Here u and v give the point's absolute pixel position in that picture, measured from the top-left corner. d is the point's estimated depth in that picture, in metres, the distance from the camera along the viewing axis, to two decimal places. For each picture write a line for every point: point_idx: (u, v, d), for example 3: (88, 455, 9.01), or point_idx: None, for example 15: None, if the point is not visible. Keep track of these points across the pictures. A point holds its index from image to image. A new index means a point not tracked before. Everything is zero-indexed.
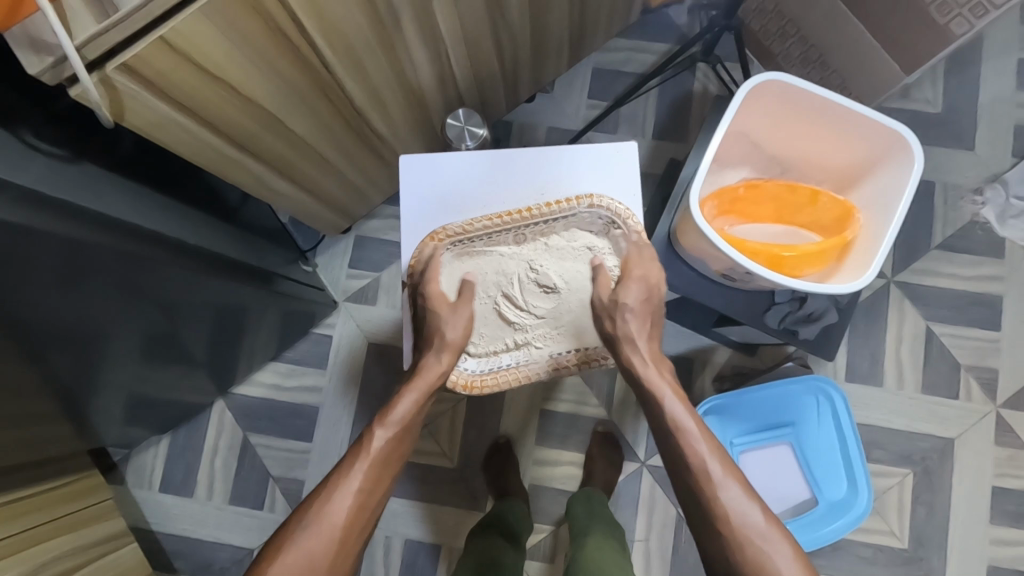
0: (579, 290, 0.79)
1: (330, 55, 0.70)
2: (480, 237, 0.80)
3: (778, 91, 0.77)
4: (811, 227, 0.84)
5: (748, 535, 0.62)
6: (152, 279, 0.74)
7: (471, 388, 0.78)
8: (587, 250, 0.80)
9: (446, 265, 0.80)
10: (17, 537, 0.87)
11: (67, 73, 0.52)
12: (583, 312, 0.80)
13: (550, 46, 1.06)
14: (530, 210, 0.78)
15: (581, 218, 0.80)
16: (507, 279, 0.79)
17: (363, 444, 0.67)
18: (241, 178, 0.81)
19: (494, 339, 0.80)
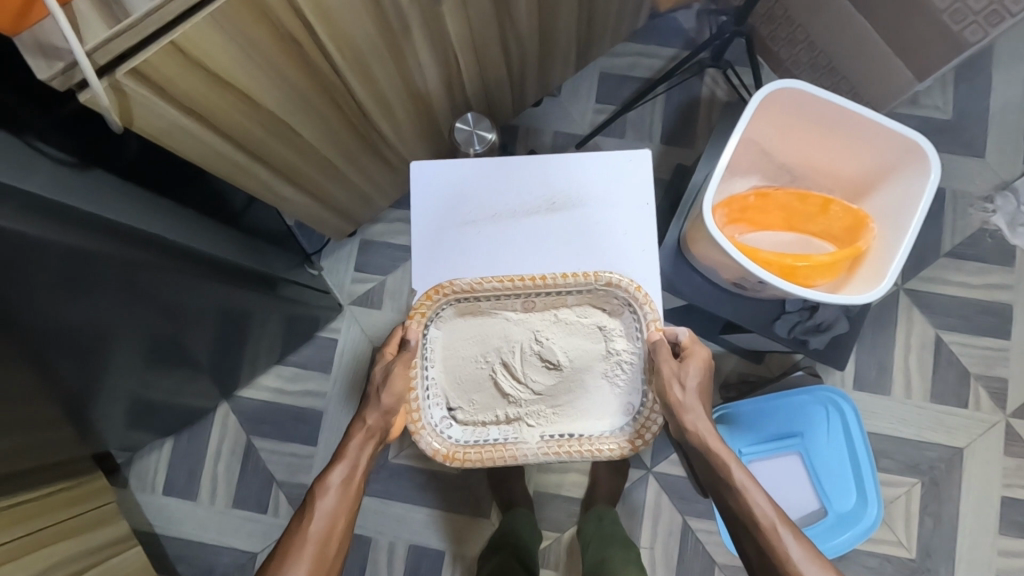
0: (582, 370, 0.76)
1: (339, 61, 0.69)
2: (485, 300, 0.76)
3: (789, 100, 0.76)
4: (822, 236, 0.83)
5: None
6: (155, 285, 0.73)
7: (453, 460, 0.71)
8: (598, 329, 0.77)
9: (446, 321, 0.77)
10: (17, 543, 0.86)
11: (77, 79, 0.51)
12: (584, 393, 0.76)
13: (557, 51, 1.06)
14: (545, 278, 0.75)
15: (595, 296, 0.77)
16: (507, 348, 0.77)
17: (303, 519, 0.62)
18: (248, 183, 0.80)
19: (486, 410, 0.76)
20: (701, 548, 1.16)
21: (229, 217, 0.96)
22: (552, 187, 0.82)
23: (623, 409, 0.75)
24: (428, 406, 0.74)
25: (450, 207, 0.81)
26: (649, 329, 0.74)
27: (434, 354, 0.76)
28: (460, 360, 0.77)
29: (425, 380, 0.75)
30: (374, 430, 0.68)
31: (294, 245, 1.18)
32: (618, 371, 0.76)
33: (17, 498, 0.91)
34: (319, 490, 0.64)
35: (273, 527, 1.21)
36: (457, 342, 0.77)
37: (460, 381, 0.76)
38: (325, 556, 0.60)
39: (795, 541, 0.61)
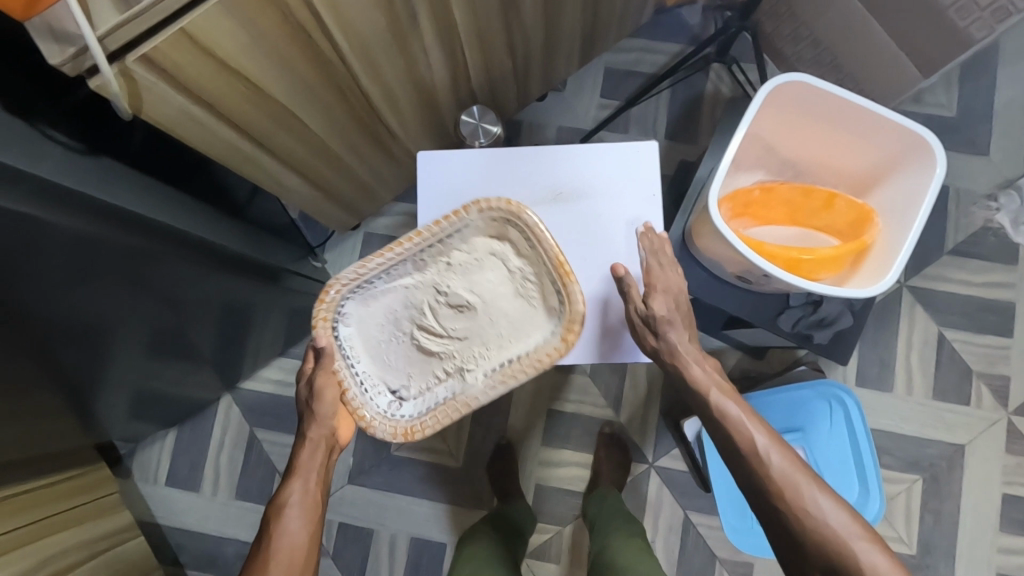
0: (495, 301, 0.71)
1: (347, 51, 0.69)
2: (379, 277, 0.71)
3: (795, 94, 0.76)
4: (826, 230, 0.83)
5: (800, 495, 0.66)
6: (160, 275, 0.73)
7: (412, 436, 0.68)
8: (493, 257, 0.71)
9: (351, 317, 0.71)
10: (17, 533, 0.86)
11: (87, 65, 0.51)
12: (513, 323, 0.70)
13: (563, 44, 1.06)
14: (420, 232, 0.69)
15: (477, 227, 0.70)
16: (413, 309, 0.72)
17: (269, 534, 0.66)
18: (253, 173, 0.81)
19: (423, 374, 0.72)
20: (702, 543, 1.16)
21: (233, 209, 0.96)
22: (559, 181, 0.82)
23: (551, 315, 0.70)
24: (369, 398, 0.70)
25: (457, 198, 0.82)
26: (536, 227, 0.67)
27: (354, 350, 0.71)
28: (379, 344, 0.72)
29: (356, 376, 0.70)
30: (318, 444, 0.69)
31: (297, 237, 1.19)
32: (530, 286, 0.71)
33: (16, 487, 0.90)
34: (278, 515, 0.67)
35: None
36: (370, 327, 0.72)
37: (387, 363, 0.72)
38: (295, 564, 0.65)
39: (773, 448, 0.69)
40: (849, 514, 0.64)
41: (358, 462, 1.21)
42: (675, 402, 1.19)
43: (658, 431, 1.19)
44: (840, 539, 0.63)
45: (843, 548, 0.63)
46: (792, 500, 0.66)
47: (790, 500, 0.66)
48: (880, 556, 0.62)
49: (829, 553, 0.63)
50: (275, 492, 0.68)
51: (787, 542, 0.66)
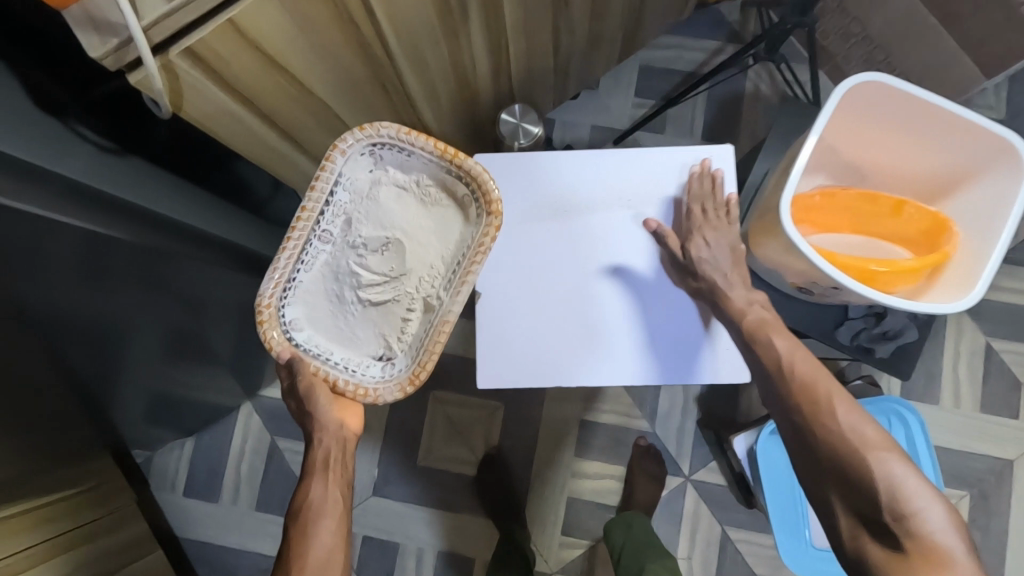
0: (413, 226, 0.67)
1: (394, 45, 0.65)
2: (298, 270, 0.65)
3: (868, 96, 0.71)
4: (892, 239, 0.79)
5: (816, 395, 0.63)
6: (185, 279, 0.68)
7: (418, 380, 0.63)
8: (382, 187, 0.67)
9: (297, 323, 0.65)
10: (24, 553, 0.82)
11: (130, 58, 0.47)
12: (442, 235, 0.68)
13: (603, 41, 1.01)
14: (307, 206, 0.63)
15: (352, 170, 0.66)
16: (342, 275, 0.66)
17: (296, 539, 0.62)
18: (288, 174, 0.77)
19: (391, 321, 0.67)
20: (741, 559, 1.12)
21: (255, 206, 0.90)
22: (623, 187, 0.74)
23: (467, 206, 0.67)
24: (361, 373, 0.66)
25: None
26: (401, 135, 0.63)
27: (321, 347, 0.66)
28: (335, 326, 0.67)
29: (332, 361, 0.66)
30: (331, 439, 0.64)
31: None
32: (428, 190, 0.68)
33: (30, 502, 0.86)
34: (304, 521, 0.63)
35: None
36: (319, 315, 0.66)
37: (354, 337, 0.67)
38: (329, 563, 0.61)
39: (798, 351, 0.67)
40: (869, 427, 0.61)
41: (382, 472, 1.17)
42: (713, 413, 1.15)
43: (694, 443, 1.15)
44: (857, 450, 0.60)
45: (859, 461, 0.60)
46: (811, 414, 0.63)
47: (808, 415, 0.63)
48: (898, 465, 0.59)
49: (844, 465, 0.60)
50: (294, 497, 0.65)
51: (804, 458, 0.64)
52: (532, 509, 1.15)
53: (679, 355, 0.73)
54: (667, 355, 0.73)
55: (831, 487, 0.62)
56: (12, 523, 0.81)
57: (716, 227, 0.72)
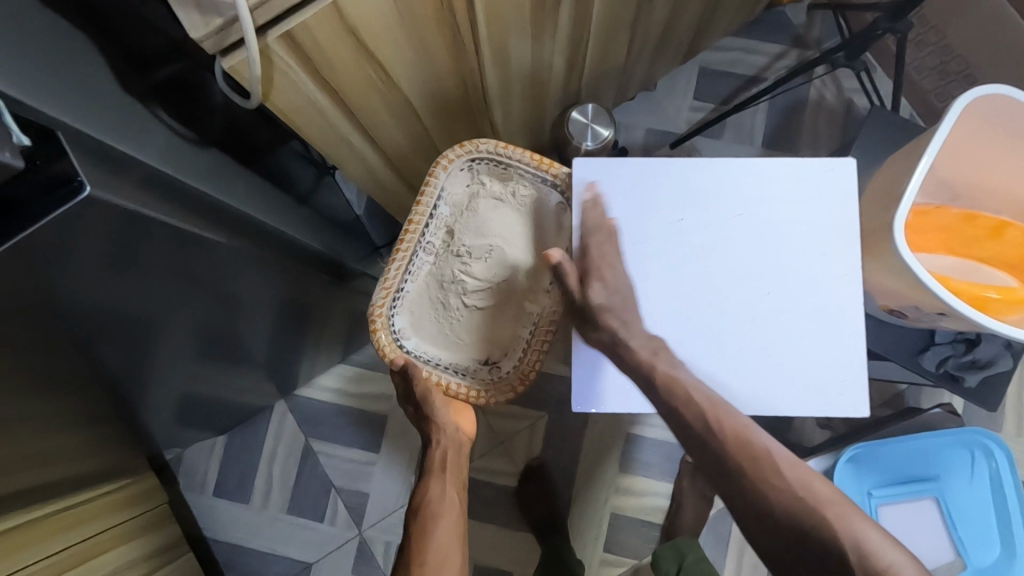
0: (507, 236, 0.82)
1: (484, 37, 0.61)
2: (406, 280, 0.80)
3: (979, 112, 0.67)
4: (992, 263, 0.75)
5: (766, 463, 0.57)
6: (247, 279, 0.64)
7: (528, 378, 0.78)
8: (481, 199, 0.81)
9: (405, 327, 0.81)
10: (61, 556, 0.79)
11: (230, 40, 0.43)
12: (534, 244, 0.82)
13: (673, 41, 0.97)
14: (413, 224, 0.77)
15: (451, 186, 0.80)
16: (448, 283, 0.81)
17: (417, 533, 0.68)
18: (355, 170, 0.72)
19: (492, 323, 0.82)
20: None
21: (299, 197, 0.85)
22: (737, 199, 0.66)
23: (554, 215, 0.82)
24: (470, 375, 0.81)
25: (587, 208, 0.67)
26: (499, 149, 0.77)
27: (429, 351, 0.81)
28: (440, 329, 0.82)
29: (441, 365, 0.81)
30: (448, 441, 0.76)
31: (361, 234, 1.09)
32: (521, 199, 0.82)
33: (56, 505, 0.82)
34: (426, 520, 0.68)
35: (331, 537, 1.14)
36: (423, 323, 0.82)
37: (457, 338, 0.82)
38: (448, 551, 0.66)
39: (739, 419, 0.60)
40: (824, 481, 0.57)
41: None
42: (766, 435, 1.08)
43: None
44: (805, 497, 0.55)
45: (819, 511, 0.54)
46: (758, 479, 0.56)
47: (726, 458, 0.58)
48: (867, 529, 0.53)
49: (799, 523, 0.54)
50: (415, 496, 0.73)
51: None
52: (573, 524, 1.11)
53: (777, 378, 0.64)
54: (763, 375, 0.64)
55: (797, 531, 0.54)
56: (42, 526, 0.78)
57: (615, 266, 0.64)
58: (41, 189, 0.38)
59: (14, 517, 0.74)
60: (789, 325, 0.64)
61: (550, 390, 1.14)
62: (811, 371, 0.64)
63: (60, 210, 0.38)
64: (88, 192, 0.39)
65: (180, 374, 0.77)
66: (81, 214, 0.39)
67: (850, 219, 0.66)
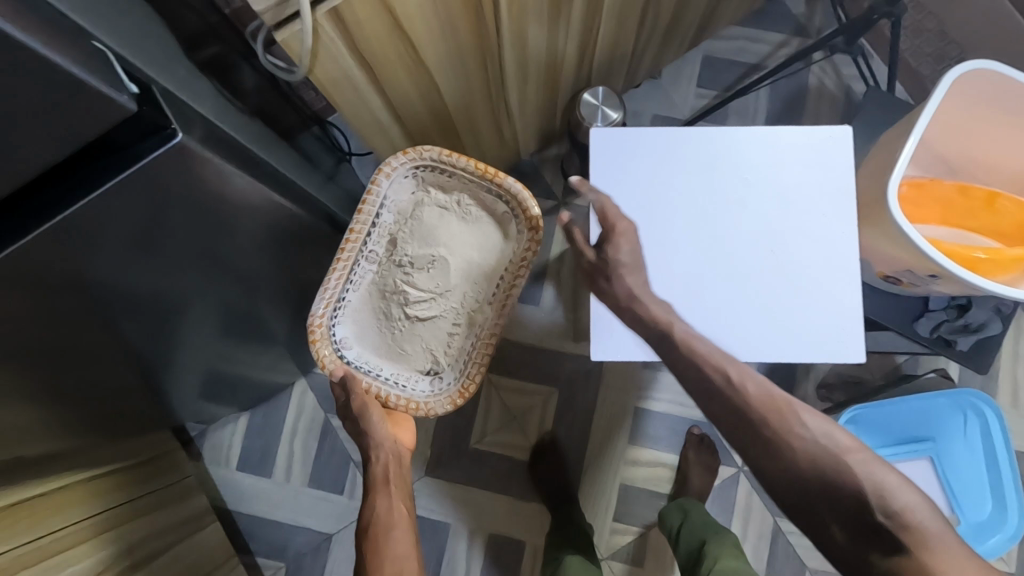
0: (449, 246, 0.83)
1: (506, 18, 0.65)
2: (348, 290, 0.81)
3: (968, 86, 0.72)
4: (984, 232, 0.78)
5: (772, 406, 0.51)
6: (279, 245, 0.68)
7: (467, 392, 0.79)
8: (426, 208, 0.83)
9: (345, 336, 0.82)
10: (99, 517, 0.84)
11: (286, 12, 0.47)
12: (476, 256, 0.84)
13: (680, 28, 1.01)
14: (354, 233, 0.78)
15: (395, 195, 0.82)
16: (390, 294, 0.82)
17: (366, 557, 0.65)
18: (380, 145, 0.77)
19: (436, 334, 0.83)
20: (792, 552, 1.12)
21: (327, 176, 0.90)
22: (743, 168, 0.71)
23: (502, 223, 0.84)
24: (411, 386, 0.82)
25: (607, 177, 0.71)
26: (443, 156, 0.79)
27: (370, 363, 0.82)
28: (383, 340, 0.83)
29: (383, 377, 0.81)
30: (387, 454, 0.73)
31: None
32: (466, 208, 0.84)
33: (87, 472, 0.87)
34: (375, 538, 0.66)
35: (350, 509, 1.18)
36: (365, 334, 0.83)
37: (398, 348, 0.83)
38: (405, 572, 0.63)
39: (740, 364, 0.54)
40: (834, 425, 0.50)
41: (436, 453, 1.17)
42: None
43: None
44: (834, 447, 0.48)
45: (819, 452, 0.49)
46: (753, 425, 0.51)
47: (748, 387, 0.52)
48: (882, 468, 0.47)
49: (814, 470, 0.48)
50: (362, 515, 0.69)
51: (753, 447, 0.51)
52: (584, 493, 1.15)
53: (786, 335, 0.68)
54: (772, 329, 0.68)
55: (822, 478, 0.48)
56: (74, 492, 0.83)
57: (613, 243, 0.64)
58: (141, 134, 0.45)
59: (48, 482, 0.79)
60: (795, 284, 0.69)
61: (561, 366, 1.18)
62: (817, 325, 0.68)
63: (159, 151, 0.45)
64: (181, 139, 0.46)
65: (216, 341, 0.82)
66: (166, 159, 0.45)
67: (848, 187, 0.70)
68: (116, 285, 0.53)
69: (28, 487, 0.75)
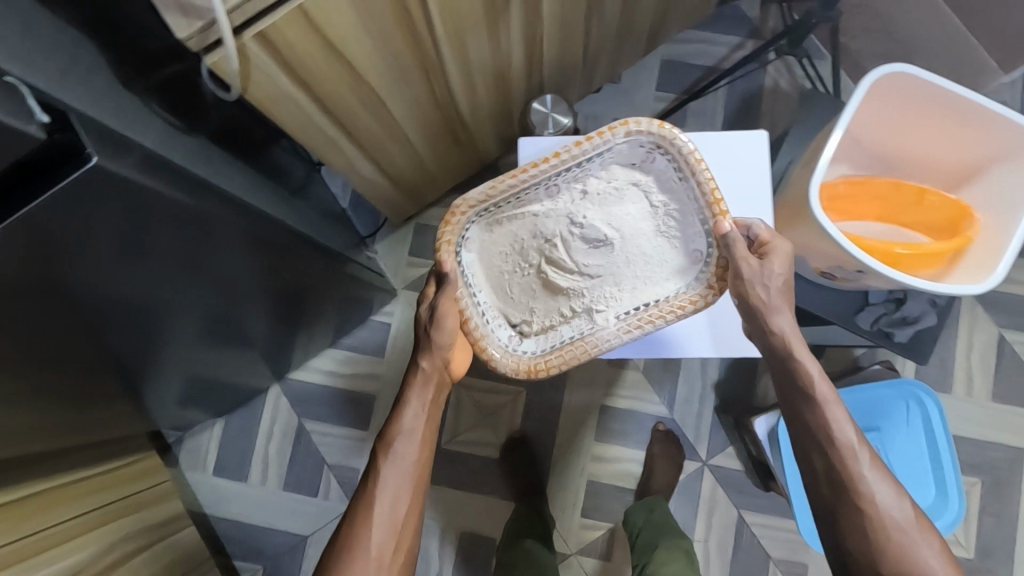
0: (627, 236, 0.71)
1: (440, 33, 0.68)
2: (511, 202, 0.73)
3: (889, 87, 0.74)
4: (916, 227, 0.81)
5: (888, 523, 0.60)
6: (233, 257, 0.69)
7: (538, 373, 0.70)
8: (635, 188, 0.71)
9: (475, 240, 0.74)
10: (76, 521, 0.87)
11: (211, 39, 0.49)
12: (642, 261, 0.71)
13: (630, 35, 1.04)
14: (558, 156, 0.69)
15: (617, 152, 0.70)
16: (542, 240, 0.73)
17: (374, 472, 0.65)
18: (331, 157, 0.79)
19: (551, 310, 0.74)
20: (757, 543, 1.15)
21: (292, 190, 0.92)
22: None
23: (687, 260, 0.70)
24: (493, 329, 0.73)
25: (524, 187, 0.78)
26: (689, 159, 0.67)
27: (476, 279, 0.74)
28: (505, 273, 0.74)
29: (478, 306, 0.72)
30: (434, 369, 0.68)
31: (350, 225, 1.17)
32: (670, 221, 0.70)
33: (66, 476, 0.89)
34: (365, 502, 0.64)
35: (326, 510, 1.21)
36: (493, 250, 0.74)
37: (511, 291, 0.74)
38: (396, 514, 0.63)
39: (873, 472, 0.62)
40: (939, 556, 0.59)
41: None
42: (731, 400, 1.18)
43: (711, 428, 1.18)
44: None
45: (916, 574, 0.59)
46: (850, 528, 0.61)
47: (852, 464, 0.62)
48: None
49: None
50: (388, 419, 0.67)
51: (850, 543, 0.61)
52: (553, 490, 1.18)
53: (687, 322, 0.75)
54: None
55: None
56: (57, 493, 0.86)
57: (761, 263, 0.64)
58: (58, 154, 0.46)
59: (27, 487, 0.82)
60: None
61: None
62: None
63: (71, 178, 0.46)
64: (95, 162, 0.46)
65: (187, 352, 0.85)
66: (99, 180, 0.47)
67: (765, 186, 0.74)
68: (82, 302, 0.56)
69: (8, 491, 0.78)
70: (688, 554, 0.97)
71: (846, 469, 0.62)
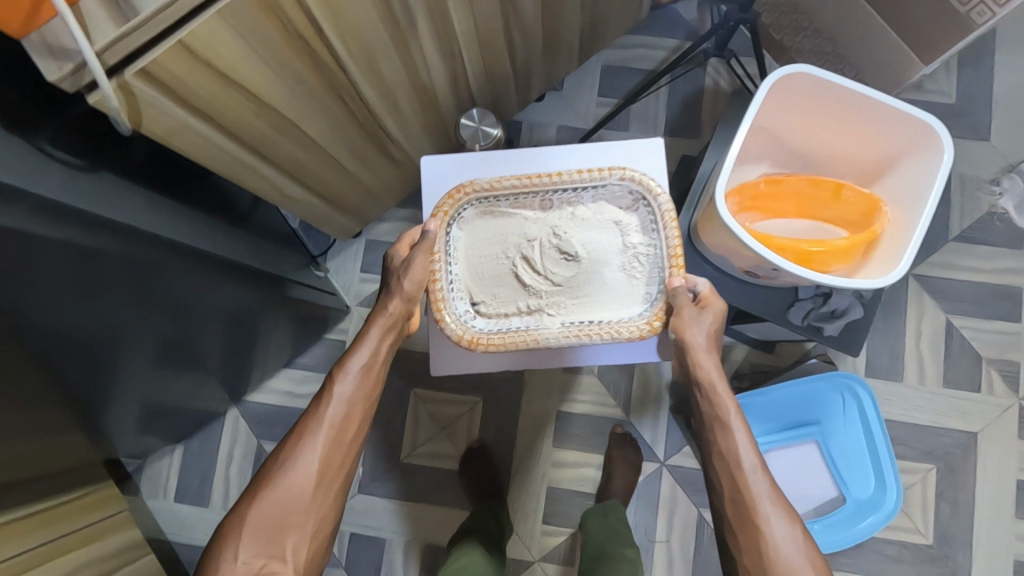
0: (598, 262, 0.70)
1: (345, 57, 0.69)
2: (507, 201, 0.72)
3: (795, 85, 0.75)
4: (835, 222, 0.82)
5: (773, 550, 0.63)
6: (161, 290, 0.69)
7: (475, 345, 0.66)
8: (614, 225, 0.71)
9: (467, 222, 0.72)
10: (35, 551, 0.86)
11: (86, 79, 0.52)
12: (603, 287, 0.70)
13: (560, 45, 1.05)
14: (562, 173, 0.70)
15: (611, 194, 0.71)
16: (524, 245, 0.71)
17: (324, 394, 0.67)
18: (254, 183, 0.80)
19: (506, 304, 0.70)
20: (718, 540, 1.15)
21: (233, 219, 0.91)
22: None
23: (632, 301, 0.70)
24: (452, 300, 0.69)
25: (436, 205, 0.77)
26: (664, 219, 0.68)
27: (456, 253, 0.71)
28: (481, 258, 0.71)
29: (448, 275, 0.70)
30: (388, 318, 0.69)
31: (300, 246, 1.16)
32: (636, 263, 0.70)
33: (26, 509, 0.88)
34: (311, 425, 0.66)
35: None
36: (479, 237, 0.72)
37: (479, 275, 0.71)
38: (339, 441, 0.66)
39: (771, 504, 0.65)
40: None
41: (367, 470, 1.20)
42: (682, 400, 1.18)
43: (668, 428, 1.19)
44: None
45: None
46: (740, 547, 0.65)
47: (750, 489, 0.65)
48: None
49: None
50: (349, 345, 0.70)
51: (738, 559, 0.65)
52: (513, 498, 1.18)
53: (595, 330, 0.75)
54: None
55: None
56: (21, 522, 0.86)
57: (699, 312, 0.67)
58: None
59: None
60: None
61: (484, 375, 1.22)
62: None
63: None
64: None
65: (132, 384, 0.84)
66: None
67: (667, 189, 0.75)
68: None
69: None
70: (633, 564, 0.97)
71: (744, 494, 0.65)
